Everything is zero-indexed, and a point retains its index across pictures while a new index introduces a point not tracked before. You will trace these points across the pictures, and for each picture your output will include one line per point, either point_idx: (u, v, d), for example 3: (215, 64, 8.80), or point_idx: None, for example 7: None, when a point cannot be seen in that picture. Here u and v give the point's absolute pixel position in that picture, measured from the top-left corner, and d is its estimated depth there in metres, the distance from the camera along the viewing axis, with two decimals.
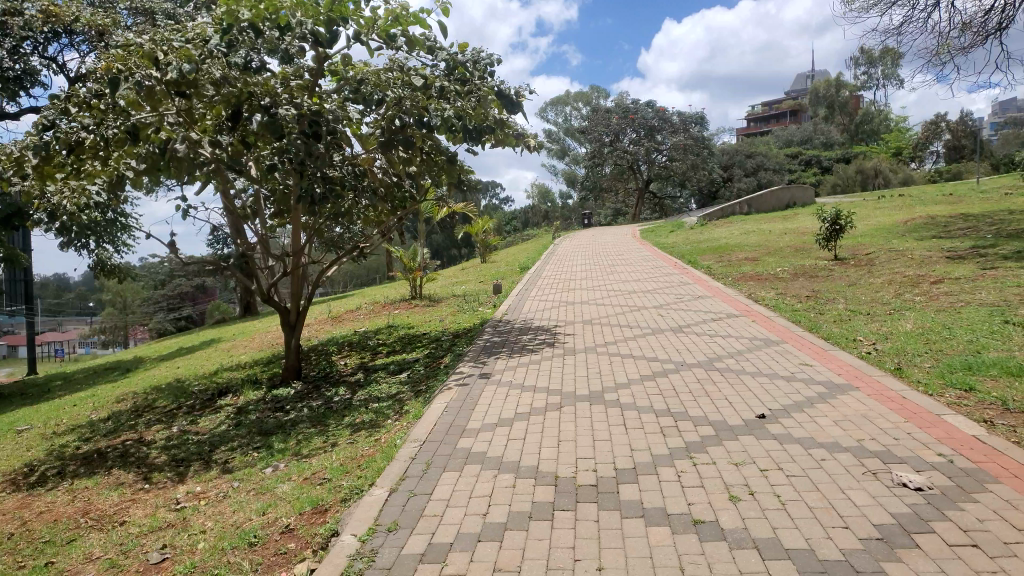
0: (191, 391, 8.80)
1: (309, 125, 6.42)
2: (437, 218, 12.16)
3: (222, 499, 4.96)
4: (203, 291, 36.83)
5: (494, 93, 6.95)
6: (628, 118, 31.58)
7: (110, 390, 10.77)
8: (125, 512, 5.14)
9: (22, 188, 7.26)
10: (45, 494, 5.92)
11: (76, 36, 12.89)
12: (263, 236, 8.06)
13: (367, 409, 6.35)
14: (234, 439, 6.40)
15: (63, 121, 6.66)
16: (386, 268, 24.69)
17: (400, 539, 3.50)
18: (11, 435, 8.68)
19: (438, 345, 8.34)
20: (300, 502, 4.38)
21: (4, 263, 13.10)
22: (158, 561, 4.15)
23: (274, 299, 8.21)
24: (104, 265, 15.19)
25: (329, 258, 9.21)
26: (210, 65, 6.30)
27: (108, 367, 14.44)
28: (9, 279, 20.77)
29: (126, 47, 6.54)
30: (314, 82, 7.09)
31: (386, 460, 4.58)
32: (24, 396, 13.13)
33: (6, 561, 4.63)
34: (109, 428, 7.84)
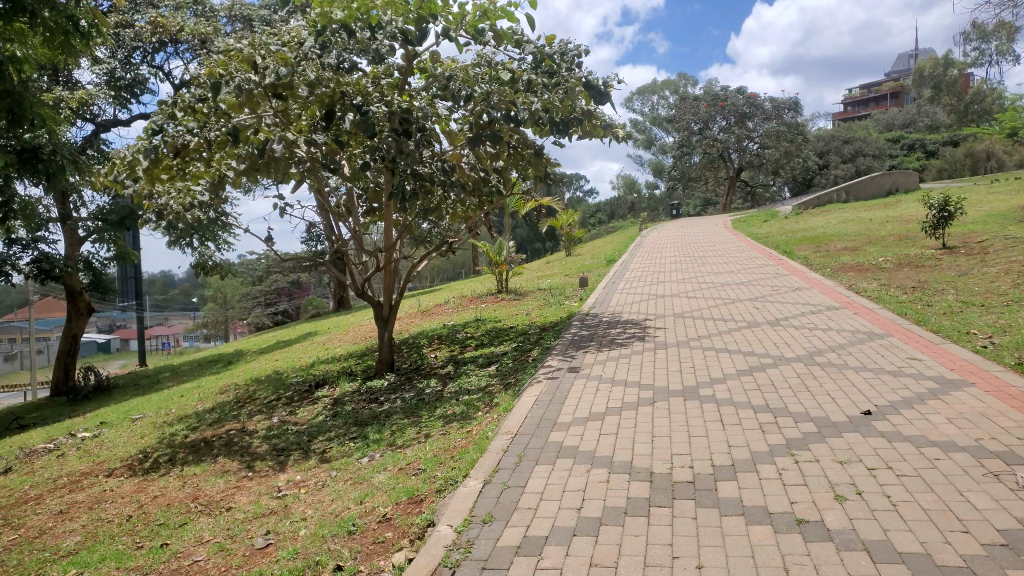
0: (290, 383, 9.12)
1: (399, 123, 6.56)
2: (523, 212, 12.17)
3: (321, 488, 5.11)
4: (300, 287, 38.19)
5: (582, 84, 6.86)
6: (717, 106, 30.82)
7: (214, 381, 11.29)
8: (232, 498, 5.38)
9: (133, 189, 7.70)
10: (158, 479, 6.27)
11: (180, 45, 13.54)
12: (356, 232, 8.25)
13: (458, 401, 6.43)
14: (332, 429, 6.59)
15: (170, 125, 7.03)
16: (473, 261, 24.93)
17: (496, 531, 3.52)
18: (127, 423, 9.22)
19: (527, 338, 8.36)
20: (396, 493, 4.46)
21: (117, 260, 13.84)
22: (263, 546, 4.32)
23: (368, 293, 8.40)
24: (206, 263, 15.90)
25: (420, 254, 9.38)
26: (305, 67, 6.49)
27: (212, 360, 15.15)
28: (121, 276, 22.08)
29: (227, 52, 6.83)
30: (403, 80, 7.21)
31: (478, 452, 4.63)
32: (136, 387, 13.91)
33: (126, 542, 4.94)
34: (215, 418, 8.22)
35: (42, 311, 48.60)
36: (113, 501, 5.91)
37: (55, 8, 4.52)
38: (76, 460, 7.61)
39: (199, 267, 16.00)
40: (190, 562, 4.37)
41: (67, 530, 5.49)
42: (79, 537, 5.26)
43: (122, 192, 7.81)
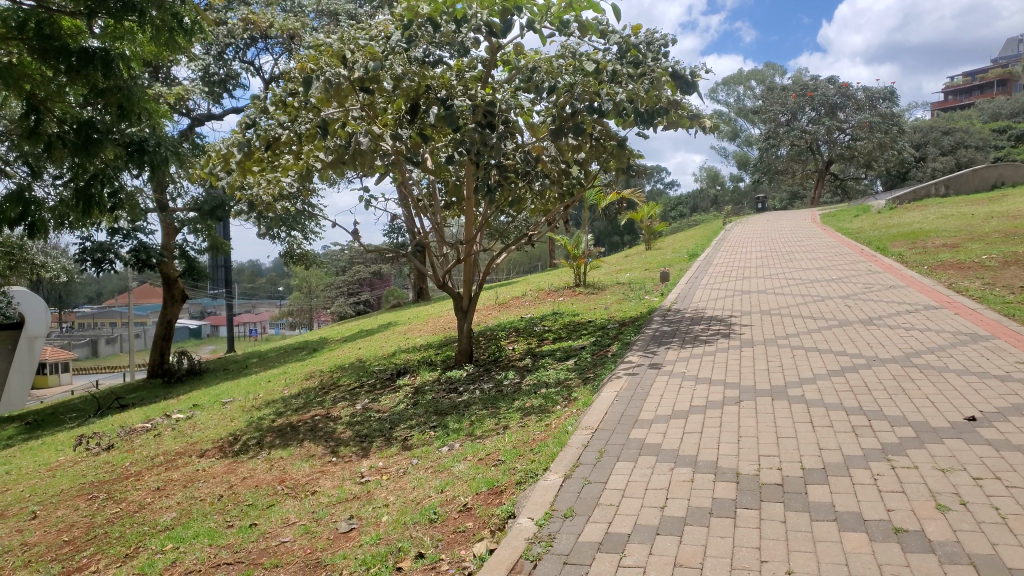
0: (372, 371, 9.31)
1: (483, 116, 6.59)
2: (603, 205, 12.06)
3: (403, 475, 5.19)
4: (381, 278, 39.03)
5: (668, 74, 6.74)
6: (806, 96, 29.85)
7: (300, 368, 11.64)
8: (316, 482, 5.53)
9: (227, 181, 7.98)
10: (247, 461, 6.50)
11: (270, 41, 13.99)
12: (438, 225, 8.33)
13: (536, 394, 6.42)
14: (412, 418, 6.69)
15: (263, 119, 7.28)
16: (550, 254, 24.95)
17: (577, 526, 3.50)
18: (218, 407, 9.60)
19: (606, 333, 8.28)
20: (477, 483, 4.49)
21: (210, 250, 14.39)
22: (347, 531, 4.42)
23: (448, 285, 8.47)
24: (294, 252, 16.41)
25: (499, 246, 9.40)
26: (392, 62, 6.59)
27: (297, 347, 15.62)
28: (213, 264, 23.00)
29: (317, 48, 7.02)
30: (486, 73, 7.22)
31: (558, 446, 4.60)
32: (226, 372, 14.48)
33: (217, 520, 5.15)
34: (300, 403, 8.47)
35: (141, 297, 51.22)
36: (206, 481, 6.17)
37: (162, 6, 4.73)
38: (172, 440, 7.97)
39: (288, 256, 16.53)
40: (278, 543, 4.51)
41: (164, 506, 5.76)
42: (175, 513, 5.51)
43: (216, 183, 8.11)
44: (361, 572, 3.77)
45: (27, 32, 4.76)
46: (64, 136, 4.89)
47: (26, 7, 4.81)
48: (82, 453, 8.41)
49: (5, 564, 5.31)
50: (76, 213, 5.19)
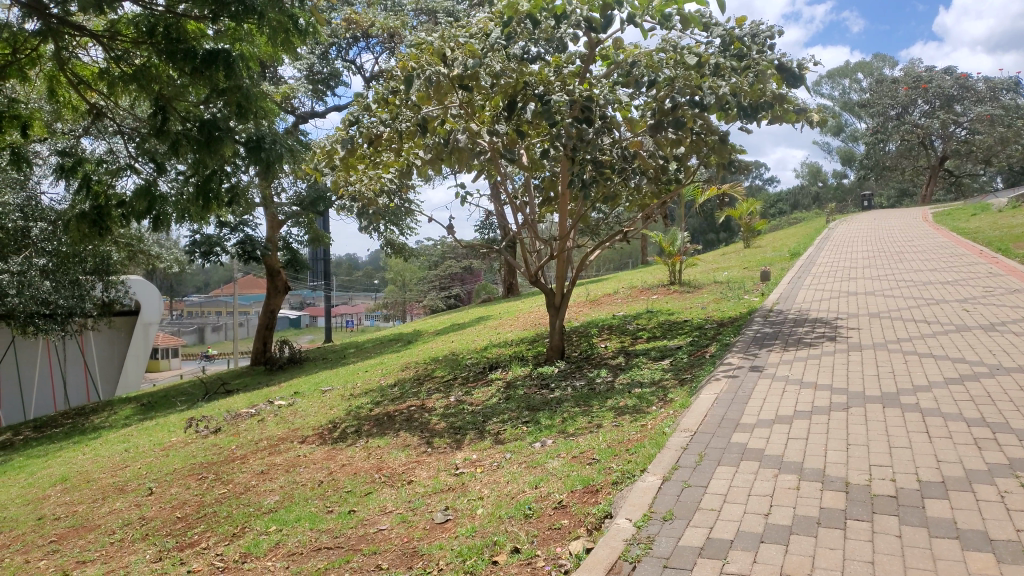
0: (465, 364, 9.43)
1: (581, 111, 6.52)
2: (701, 202, 11.77)
3: (496, 469, 5.23)
4: (472, 272, 39.62)
5: (775, 67, 6.54)
6: (920, 88, 28.46)
7: (394, 359, 11.91)
8: (412, 472, 5.63)
9: (331, 177, 8.27)
10: (346, 449, 6.68)
11: (372, 40, 14.37)
12: (532, 221, 8.35)
13: (631, 393, 6.34)
14: (505, 412, 6.73)
15: (365, 116, 7.54)
16: (643, 252, 24.66)
17: (677, 529, 3.43)
18: (317, 394, 9.95)
19: (702, 333, 8.10)
20: (572, 480, 4.47)
21: (313, 241, 14.79)
22: (442, 521, 4.49)
23: (541, 281, 8.45)
24: (393, 245, 16.79)
25: (593, 243, 9.35)
26: (491, 59, 6.70)
27: (392, 338, 15.99)
28: (313, 258, 23.74)
29: (419, 45, 7.20)
30: (585, 68, 7.20)
31: (656, 447, 4.53)
32: (324, 361, 14.98)
33: (318, 505, 5.33)
34: (396, 393, 8.67)
35: (244, 287, 53.65)
36: (307, 466, 6.38)
37: (279, 8, 4.90)
38: (275, 426, 8.28)
39: (387, 247, 16.91)
40: (376, 531, 4.63)
41: (268, 488, 6.00)
42: (278, 496, 5.73)
43: (321, 179, 8.39)
44: (458, 563, 3.82)
45: (156, 36, 5.05)
46: (187, 133, 5.15)
47: (156, 10, 5.08)
48: (193, 434, 8.87)
49: (126, 537, 5.68)
50: (196, 208, 5.45)
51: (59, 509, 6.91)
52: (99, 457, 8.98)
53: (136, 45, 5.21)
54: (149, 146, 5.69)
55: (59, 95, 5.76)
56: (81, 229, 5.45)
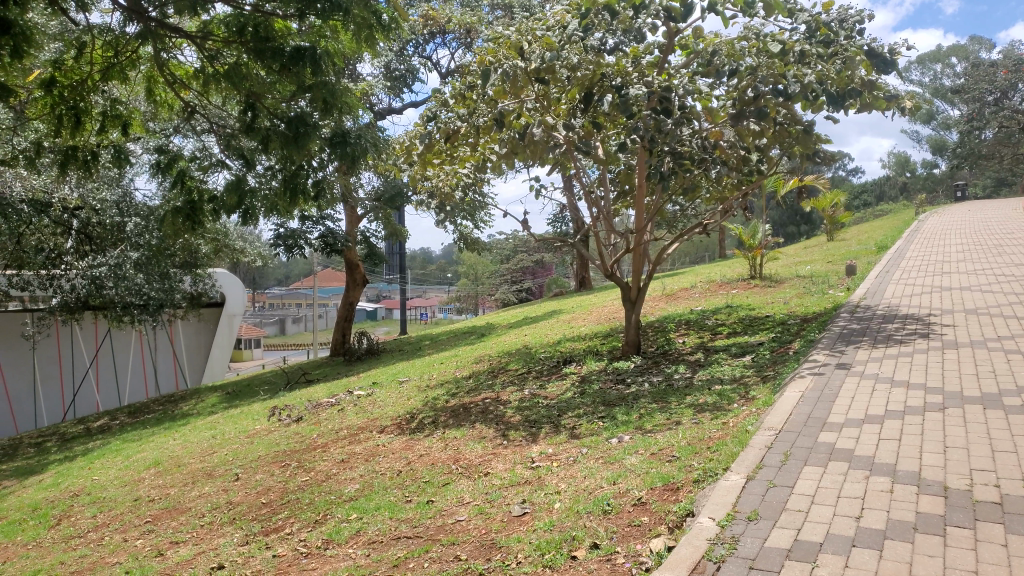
0: (539, 358, 9.42)
1: (659, 102, 6.39)
2: (783, 193, 11.43)
3: (572, 464, 5.20)
4: (544, 266, 39.64)
5: (864, 53, 6.33)
6: (1021, 72, 26.97)
7: (469, 351, 12.01)
8: (489, 463, 5.66)
9: (409, 173, 8.42)
10: (424, 439, 6.77)
11: (448, 35, 14.51)
12: (608, 214, 8.27)
13: (710, 390, 6.21)
14: (580, 407, 6.70)
15: (443, 112, 7.69)
16: (721, 245, 24.21)
17: (762, 530, 3.34)
18: (395, 385, 10.13)
19: (785, 329, 7.87)
20: (651, 477, 4.41)
21: (390, 237, 14.96)
22: (520, 514, 4.49)
23: (617, 275, 8.34)
24: (467, 239, 16.91)
25: (670, 236, 9.18)
26: (568, 51, 6.61)
27: (467, 331, 16.13)
28: (390, 251, 24.13)
29: (497, 39, 7.24)
30: (664, 58, 7.08)
31: (738, 445, 4.42)
32: (400, 352, 15.22)
33: (397, 494, 5.42)
34: (471, 385, 8.74)
35: (323, 280, 55.15)
36: (386, 456, 6.48)
37: (363, 4, 5.01)
38: (355, 415, 8.47)
39: (461, 241, 17.04)
40: (454, 521, 4.67)
41: (348, 477, 6.14)
42: (358, 485, 5.85)
43: (399, 174, 8.52)
44: (536, 557, 3.83)
45: (245, 35, 5.21)
46: (275, 129, 5.30)
47: (245, 10, 5.24)
48: (276, 422, 9.16)
49: (215, 520, 5.91)
50: (283, 202, 5.61)
51: (153, 491, 7.24)
52: (189, 442, 9.37)
53: (225, 46, 5.38)
54: (234, 140, 5.98)
55: (157, 94, 6.02)
56: (175, 224, 5.66)
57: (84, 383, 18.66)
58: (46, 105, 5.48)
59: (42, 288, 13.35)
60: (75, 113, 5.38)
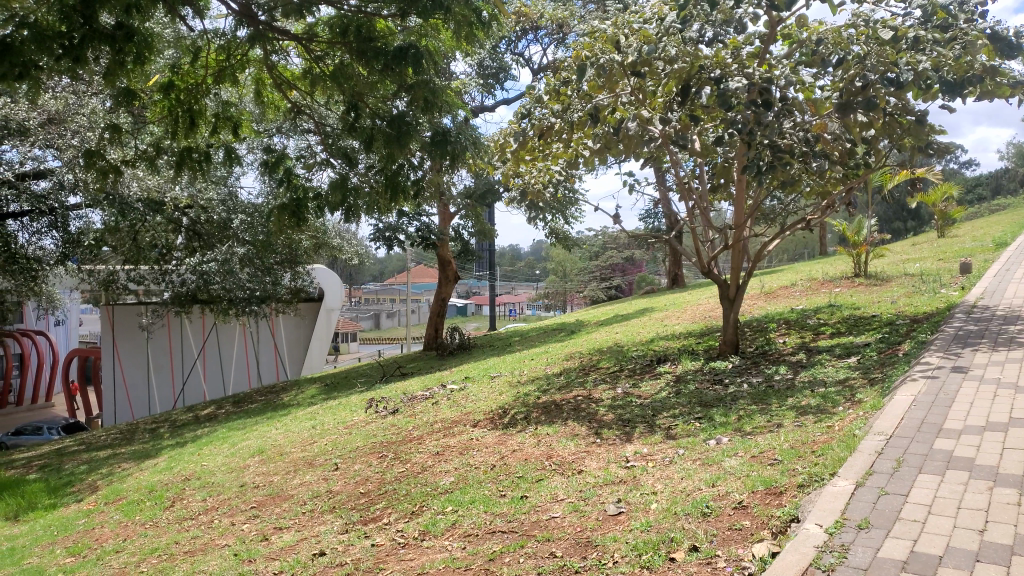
0: (632, 356, 9.32)
1: (758, 95, 6.22)
2: (891, 186, 10.89)
3: (669, 464, 5.11)
4: (633, 263, 39.21)
5: (985, 37, 5.97)
6: None
7: (559, 348, 11.99)
8: (582, 461, 5.63)
9: (502, 170, 8.47)
10: (516, 434, 6.80)
11: (541, 31, 14.56)
12: (705, 209, 8.06)
13: (813, 392, 5.98)
14: (675, 407, 6.57)
15: (537, 109, 7.70)
16: (822, 242, 23.29)
17: (875, 540, 3.19)
18: (486, 380, 10.24)
19: (894, 330, 7.50)
20: (752, 480, 4.27)
21: (480, 235, 15.14)
22: (615, 513, 4.45)
23: (714, 272, 8.12)
24: (558, 235, 16.91)
25: (769, 232, 8.89)
26: (667, 44, 6.52)
27: (557, 328, 16.13)
28: (482, 247, 24.33)
29: (592, 34, 7.25)
30: (764, 49, 6.87)
31: (846, 450, 4.24)
32: (492, 348, 15.35)
33: (491, 488, 5.46)
34: (562, 382, 8.73)
35: (416, 276, 56.29)
36: (480, 450, 6.54)
37: (464, 3, 5.06)
38: (448, 409, 8.60)
39: (552, 237, 17.08)
40: (548, 518, 4.67)
41: (443, 469, 6.22)
42: (453, 477, 5.93)
43: (492, 171, 8.57)
44: (633, 557, 3.79)
45: (348, 35, 5.33)
46: (378, 128, 5.43)
47: (349, 10, 5.37)
48: (373, 414, 9.41)
49: (317, 507, 6.12)
50: (384, 199, 5.74)
51: (258, 478, 7.56)
52: (290, 432, 9.73)
53: (329, 47, 5.55)
54: (336, 140, 6.16)
55: (264, 95, 6.27)
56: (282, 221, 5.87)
57: (193, 373, 20.18)
58: (165, 107, 5.80)
59: (156, 282, 14.26)
60: (190, 115, 5.66)
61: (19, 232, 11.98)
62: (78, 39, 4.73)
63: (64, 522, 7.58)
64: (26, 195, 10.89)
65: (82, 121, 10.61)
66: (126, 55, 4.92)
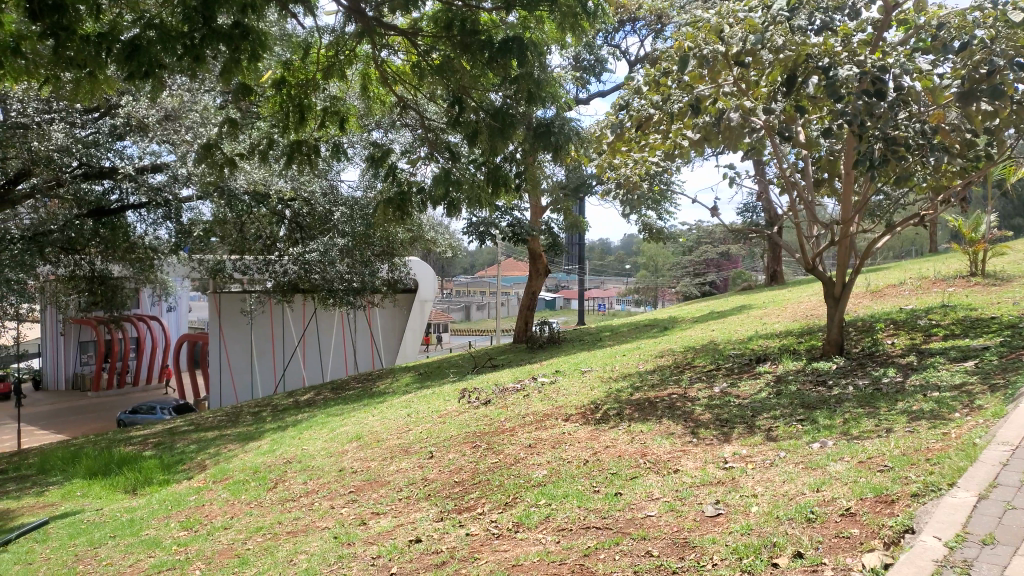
0: (729, 354, 9.08)
1: (871, 84, 5.87)
2: (1013, 180, 10.19)
3: (769, 467, 4.95)
4: (730, 259, 38.18)
5: None
6: None
7: (653, 344, 11.82)
8: (678, 460, 5.53)
9: (598, 162, 8.41)
10: (610, 431, 6.73)
11: (638, 23, 14.41)
12: (811, 203, 7.73)
13: (926, 397, 5.67)
14: (776, 408, 6.37)
15: (636, 100, 7.65)
16: (935, 239, 22.06)
17: (1001, 557, 3.07)
18: (578, 374, 10.21)
19: (1017, 333, 7.03)
20: (861, 487, 4.09)
21: (570, 229, 15.07)
22: (713, 515, 4.35)
23: (819, 269, 7.80)
24: (651, 229, 16.67)
25: (880, 227, 8.45)
26: (773, 32, 6.37)
27: (649, 323, 15.92)
28: (573, 241, 24.28)
29: (694, 23, 7.11)
30: (877, 36, 6.54)
31: (965, 458, 4.03)
32: (583, 342, 15.29)
33: (585, 484, 5.43)
34: (656, 379, 8.60)
35: (507, 269, 56.71)
36: (572, 444, 6.52)
37: None
38: (540, 402, 8.61)
39: (644, 232, 16.85)
40: (644, 516, 4.60)
41: (536, 462, 6.23)
42: (546, 470, 5.93)
43: (588, 163, 8.51)
44: (733, 560, 3.69)
45: (453, 29, 5.40)
46: (483, 121, 5.48)
47: (455, 5, 5.43)
48: (466, 404, 9.54)
49: (412, 494, 6.25)
50: (487, 193, 5.81)
51: (356, 463, 7.78)
52: (386, 419, 9.98)
53: (434, 41, 5.62)
54: (437, 133, 6.24)
55: (369, 90, 6.43)
56: (387, 213, 5.98)
57: (293, 359, 20.94)
58: (277, 102, 6.03)
59: (260, 271, 14.85)
60: (300, 109, 5.88)
61: (138, 222, 12.64)
62: (198, 38, 4.99)
63: (177, 498, 8.02)
64: (145, 187, 11.51)
65: (195, 117, 11.28)
66: (241, 54, 5.12)
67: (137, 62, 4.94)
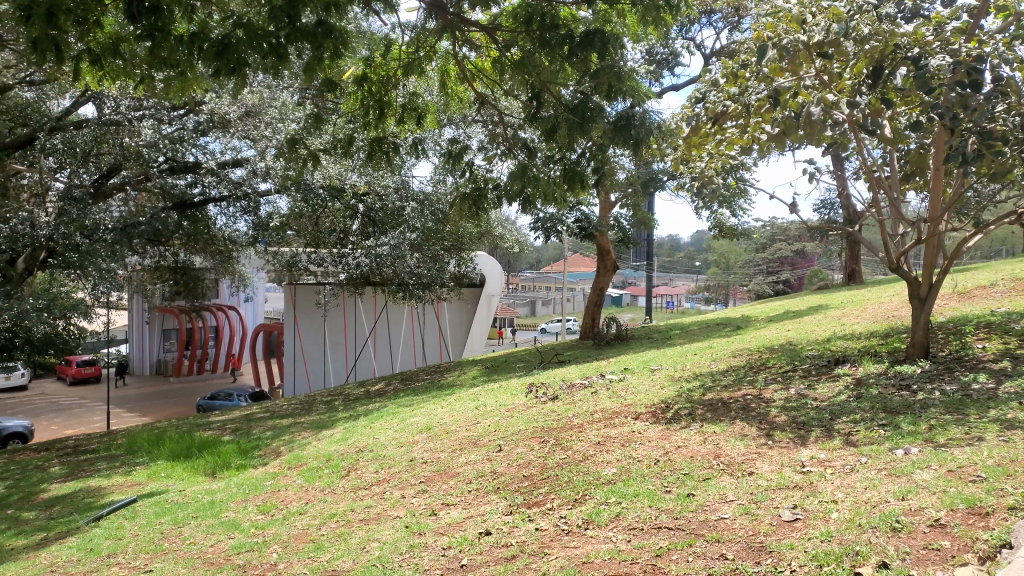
0: (805, 355, 8.81)
1: (966, 75, 5.54)
2: None
3: (850, 472, 4.79)
4: (805, 257, 37.16)
5: None
6: None
7: (725, 344, 11.57)
8: (753, 463, 5.40)
9: (671, 157, 8.27)
10: (682, 431, 6.62)
11: (714, 16, 14.15)
12: (896, 200, 7.41)
13: (1020, 405, 5.39)
14: (857, 411, 6.16)
15: (712, 92, 7.47)
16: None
17: None
18: (648, 373, 10.08)
19: None
20: (950, 497, 3.91)
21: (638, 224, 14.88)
22: (791, 520, 4.23)
23: (904, 269, 7.47)
24: (722, 226, 16.34)
25: (970, 225, 8.05)
26: (859, 22, 6.13)
27: (720, 322, 15.63)
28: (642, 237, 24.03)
29: (775, 14, 6.92)
30: (973, 24, 6.23)
31: None
32: (652, 340, 15.11)
33: (656, 483, 5.36)
34: (730, 380, 8.41)
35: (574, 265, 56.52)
36: (642, 443, 6.45)
37: None
38: (608, 399, 8.55)
39: (714, 229, 16.53)
40: (718, 518, 4.51)
41: (605, 460, 6.18)
42: (616, 468, 5.88)
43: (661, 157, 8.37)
44: (813, 567, 3.59)
45: (532, 25, 5.40)
46: (561, 116, 5.45)
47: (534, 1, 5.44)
48: (533, 399, 9.54)
49: (482, 487, 6.29)
50: (563, 189, 5.76)
51: (426, 454, 7.88)
52: (454, 411, 10.07)
53: (512, 36, 5.64)
54: (514, 128, 6.24)
55: (448, 87, 6.49)
56: (462, 208, 5.98)
57: (364, 350, 21.36)
58: (358, 98, 6.14)
59: (334, 264, 15.08)
60: (379, 105, 5.98)
61: (219, 215, 13.09)
62: (283, 37, 5.11)
63: (254, 482, 8.28)
64: (226, 181, 11.92)
65: (275, 113, 11.62)
66: (324, 51, 5.24)
67: (225, 59, 5.05)
